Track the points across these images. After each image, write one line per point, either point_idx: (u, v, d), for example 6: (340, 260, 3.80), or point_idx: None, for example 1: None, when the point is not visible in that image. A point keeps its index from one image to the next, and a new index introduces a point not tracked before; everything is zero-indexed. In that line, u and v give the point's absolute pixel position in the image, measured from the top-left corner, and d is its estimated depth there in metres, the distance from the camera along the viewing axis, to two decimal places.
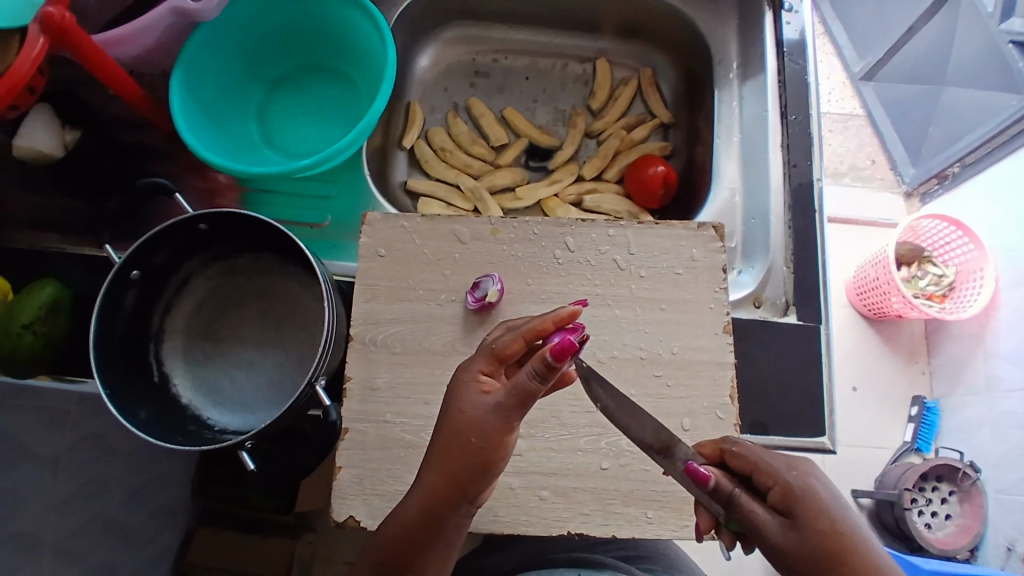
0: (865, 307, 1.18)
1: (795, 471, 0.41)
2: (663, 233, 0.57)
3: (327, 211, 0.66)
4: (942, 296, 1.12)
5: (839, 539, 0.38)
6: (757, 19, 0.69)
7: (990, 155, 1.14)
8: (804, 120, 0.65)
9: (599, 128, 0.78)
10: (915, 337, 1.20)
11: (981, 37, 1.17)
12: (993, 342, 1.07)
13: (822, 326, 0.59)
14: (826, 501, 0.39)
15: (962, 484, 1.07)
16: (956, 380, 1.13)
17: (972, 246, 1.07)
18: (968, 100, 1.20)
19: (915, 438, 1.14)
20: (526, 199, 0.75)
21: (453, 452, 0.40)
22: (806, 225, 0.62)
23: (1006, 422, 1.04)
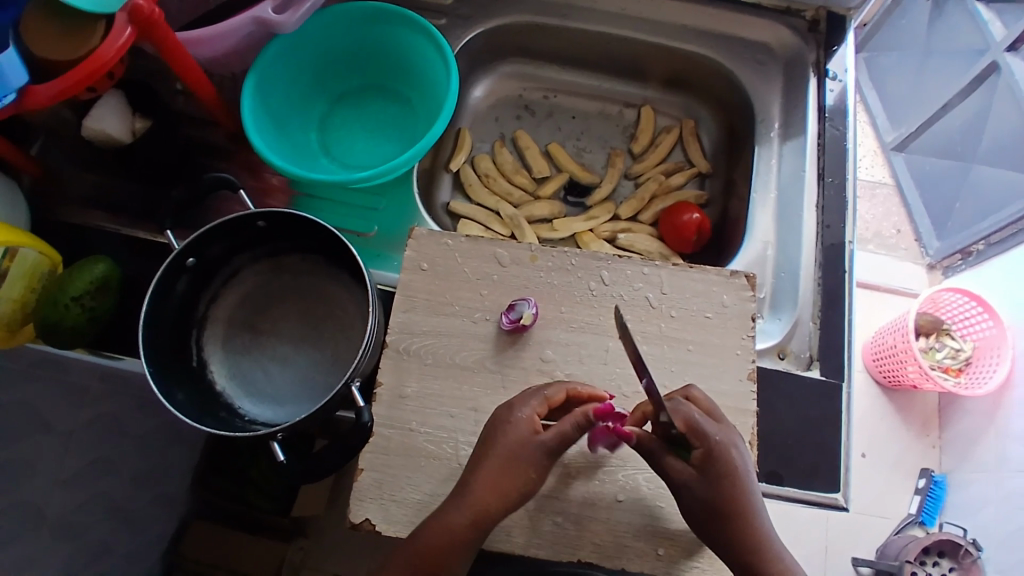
0: (880, 373, 1.18)
1: (720, 438, 0.47)
2: (697, 276, 0.59)
3: (375, 222, 0.69)
4: (959, 369, 1.12)
5: (731, 497, 0.46)
6: (801, 84, 0.72)
7: (1014, 236, 1.17)
8: (841, 183, 0.68)
9: (638, 171, 0.81)
10: (928, 409, 1.20)
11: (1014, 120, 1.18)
12: (1007, 421, 1.07)
13: (844, 384, 0.60)
14: (736, 466, 0.46)
15: (961, 561, 1.05)
16: (966, 456, 1.11)
17: (992, 323, 1.08)
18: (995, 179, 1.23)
19: (920, 511, 1.12)
20: (562, 231, 0.77)
21: (505, 466, 0.48)
22: (835, 283, 0.64)
23: (1013, 502, 1.03)
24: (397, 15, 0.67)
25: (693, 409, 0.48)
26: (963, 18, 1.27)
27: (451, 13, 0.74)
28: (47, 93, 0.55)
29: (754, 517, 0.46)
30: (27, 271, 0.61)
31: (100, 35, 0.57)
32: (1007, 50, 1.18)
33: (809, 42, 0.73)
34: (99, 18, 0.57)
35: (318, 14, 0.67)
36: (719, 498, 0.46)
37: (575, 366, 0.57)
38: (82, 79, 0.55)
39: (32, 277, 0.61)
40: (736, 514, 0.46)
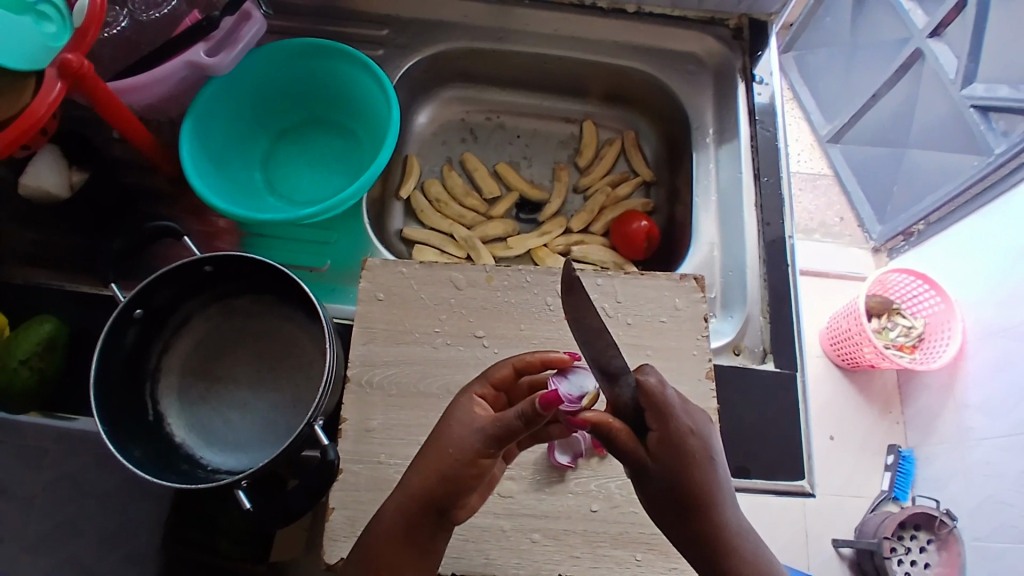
0: (839, 357, 1.23)
1: (680, 416, 0.39)
2: (648, 283, 0.61)
3: (327, 256, 0.68)
4: (913, 346, 1.17)
5: (694, 491, 0.38)
6: (730, 89, 0.76)
7: (952, 214, 1.24)
8: (776, 181, 0.71)
9: (585, 184, 0.82)
10: (888, 388, 1.25)
11: (944, 102, 1.22)
12: (963, 392, 1.12)
13: (798, 374, 0.62)
14: (703, 448, 0.39)
15: (938, 532, 1.09)
16: (929, 430, 1.17)
17: (939, 299, 1.15)
18: (928, 161, 1.30)
19: (893, 487, 1.17)
20: (517, 249, 0.78)
21: (435, 460, 0.42)
22: (780, 278, 0.67)
23: (977, 469, 1.07)
24: (333, 50, 0.67)
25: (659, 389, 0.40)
26: (882, 13, 1.32)
27: (388, 43, 0.76)
28: None
29: (723, 514, 0.38)
30: None
31: (32, 92, 0.55)
32: (930, 36, 1.23)
33: (733, 50, 0.77)
34: (31, 75, 0.55)
35: (253, 54, 0.67)
36: (679, 483, 0.38)
37: None
38: (16, 139, 0.53)
39: None
40: (697, 506, 0.38)
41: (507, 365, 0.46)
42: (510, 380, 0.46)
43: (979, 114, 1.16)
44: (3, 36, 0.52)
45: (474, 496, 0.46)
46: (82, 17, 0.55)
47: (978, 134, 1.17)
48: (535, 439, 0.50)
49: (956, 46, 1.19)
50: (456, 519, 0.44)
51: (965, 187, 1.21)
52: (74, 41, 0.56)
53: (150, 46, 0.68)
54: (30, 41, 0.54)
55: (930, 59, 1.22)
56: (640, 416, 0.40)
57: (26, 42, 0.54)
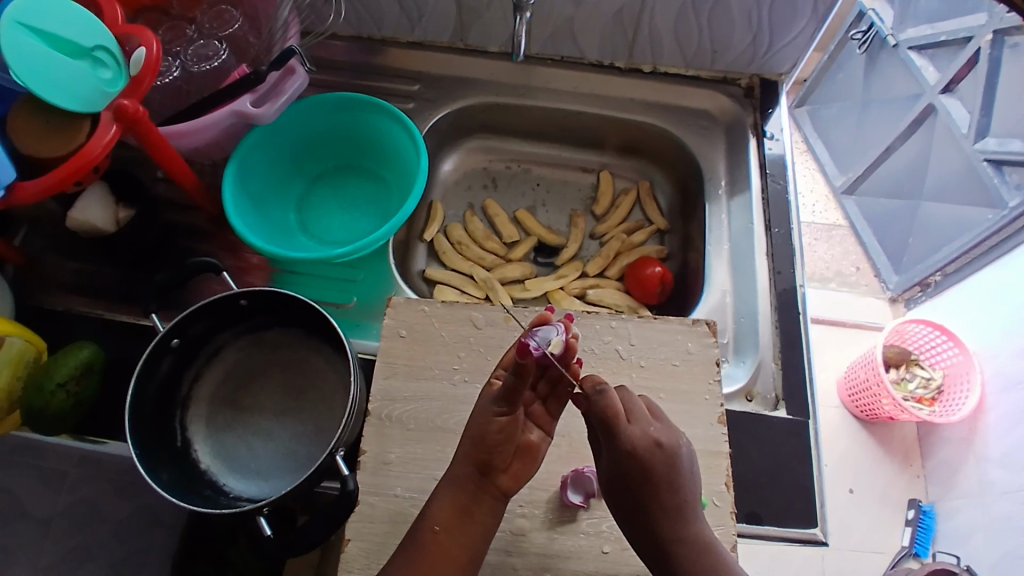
0: (858, 408, 1.23)
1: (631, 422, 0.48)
2: (661, 327, 0.63)
3: (353, 293, 0.72)
4: (932, 399, 1.17)
5: (649, 484, 0.47)
6: (742, 143, 0.79)
7: (966, 267, 1.27)
8: (786, 233, 0.74)
9: (601, 231, 0.86)
10: (908, 439, 1.24)
11: (958, 155, 1.25)
12: (982, 445, 1.12)
13: (810, 422, 0.63)
14: (661, 459, 0.47)
15: None
16: (950, 484, 1.15)
17: (957, 350, 1.15)
18: (943, 214, 1.33)
19: (913, 542, 1.16)
20: (534, 291, 0.81)
21: (467, 431, 0.50)
22: (791, 325, 0.68)
23: (999, 524, 1.06)
24: (367, 104, 0.73)
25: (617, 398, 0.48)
26: (896, 70, 1.37)
27: (419, 97, 0.81)
28: (34, 188, 0.57)
29: (672, 507, 0.48)
30: (13, 360, 0.62)
31: (87, 134, 0.60)
32: (942, 92, 1.27)
33: (744, 108, 0.81)
34: (85, 117, 0.60)
35: (294, 106, 0.72)
36: (637, 473, 0.47)
37: None
38: (71, 175, 0.58)
39: (18, 365, 0.62)
40: (648, 496, 0.47)
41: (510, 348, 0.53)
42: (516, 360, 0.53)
43: (993, 168, 1.19)
44: (63, 80, 0.58)
45: (519, 462, 0.51)
46: (139, 67, 0.61)
47: (991, 188, 1.20)
48: (559, 395, 0.54)
49: (968, 101, 1.22)
50: (502, 481, 0.49)
51: (981, 239, 1.22)
52: (130, 88, 0.61)
53: (199, 95, 0.74)
54: (87, 86, 0.59)
55: (943, 115, 1.26)
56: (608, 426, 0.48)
57: (83, 87, 0.59)
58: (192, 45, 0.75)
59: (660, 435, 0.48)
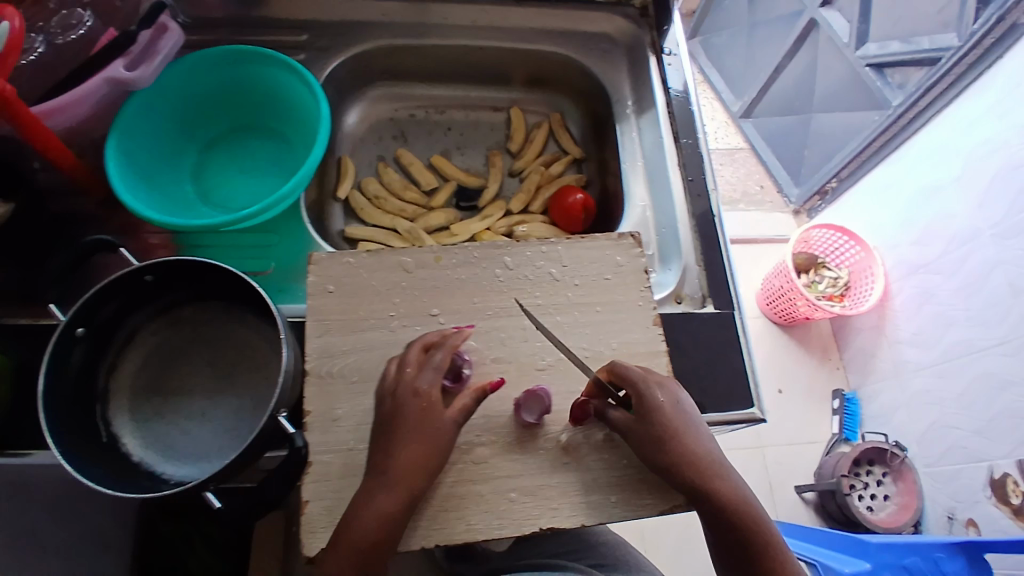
0: (776, 313, 1.46)
1: (647, 383, 0.53)
2: (590, 245, 0.64)
3: (271, 259, 0.68)
4: (842, 295, 1.38)
5: (669, 432, 0.52)
6: (643, 61, 0.80)
7: (857, 170, 1.42)
8: (694, 142, 0.75)
9: (519, 166, 0.86)
10: (824, 337, 1.51)
11: (841, 66, 1.36)
12: (892, 330, 1.33)
13: (736, 312, 0.66)
14: (672, 409, 0.53)
15: (892, 464, 1.30)
16: (868, 369, 1.40)
17: (859, 248, 1.35)
18: (832, 121, 1.45)
19: (842, 428, 1.40)
20: (461, 235, 0.80)
21: (409, 463, 0.50)
22: (709, 229, 0.71)
23: (919, 397, 1.27)
24: (252, 54, 0.67)
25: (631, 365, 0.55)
26: None
27: (309, 46, 0.76)
28: None
29: (698, 448, 0.51)
30: None
31: None
32: (822, 7, 1.36)
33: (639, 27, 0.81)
34: None
35: (171, 66, 0.66)
36: (663, 427, 0.52)
37: (491, 351, 0.59)
38: None
39: None
40: (675, 439, 0.51)
41: (440, 351, 0.54)
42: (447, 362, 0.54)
43: (874, 71, 1.30)
44: None
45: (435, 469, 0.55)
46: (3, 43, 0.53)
47: (874, 90, 1.31)
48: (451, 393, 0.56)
49: (846, 12, 1.32)
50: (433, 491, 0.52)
51: (869, 139, 1.35)
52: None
53: (62, 66, 0.66)
54: None
55: (826, 28, 1.35)
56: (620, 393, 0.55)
57: None
58: (35, 9, 0.66)
59: (674, 394, 0.54)
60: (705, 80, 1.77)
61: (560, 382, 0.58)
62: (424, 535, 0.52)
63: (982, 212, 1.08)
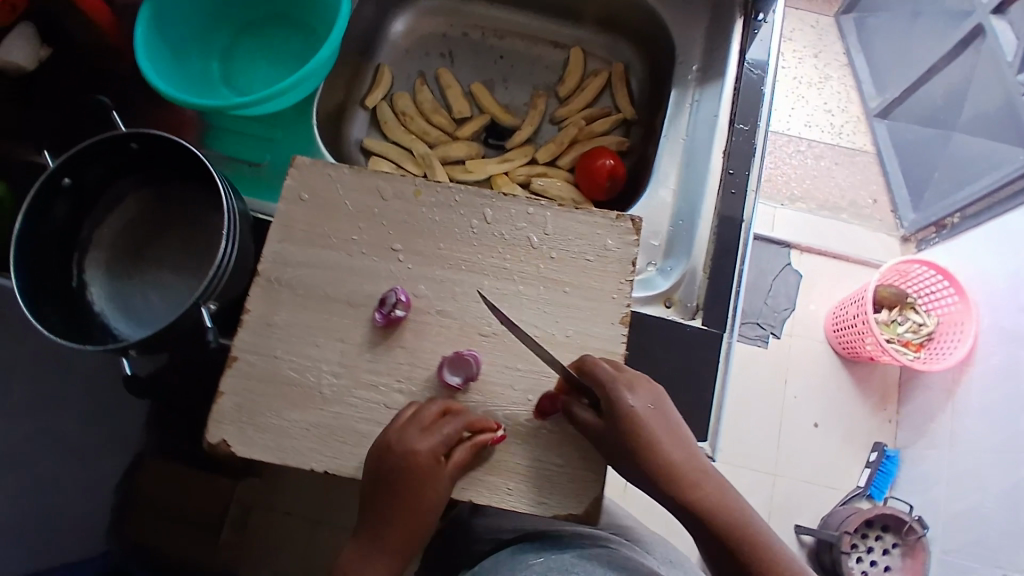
0: (840, 345, 1.30)
1: (616, 383, 0.50)
2: (581, 218, 0.57)
3: (268, 153, 0.67)
4: (919, 344, 1.24)
5: (639, 435, 0.49)
6: (727, 22, 0.68)
7: (990, 209, 1.20)
8: (751, 130, 0.64)
9: (561, 114, 0.78)
10: (887, 382, 1.31)
11: (999, 87, 1.17)
12: (962, 398, 1.16)
13: (725, 335, 0.59)
14: (641, 413, 0.49)
15: (906, 538, 1.15)
16: (921, 430, 1.24)
17: (955, 298, 1.19)
18: (971, 148, 1.26)
19: (869, 484, 1.25)
20: (476, 173, 0.75)
21: (412, 511, 0.49)
22: (730, 233, 0.61)
23: (959, 474, 1.13)
24: None
25: (602, 362, 0.52)
26: None
27: None
28: None
29: (670, 455, 0.49)
30: None
31: None
32: (994, 13, 1.17)
33: None
34: None
35: None
36: (633, 435, 0.49)
37: (441, 301, 0.55)
38: None
39: None
40: (644, 446, 0.49)
41: (456, 421, 0.50)
42: (438, 420, 0.50)
43: None
44: None
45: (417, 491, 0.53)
46: None
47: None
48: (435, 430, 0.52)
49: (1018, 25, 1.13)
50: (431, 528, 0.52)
51: (1004, 180, 1.16)
52: None
53: None
54: None
55: (991, 38, 1.17)
56: (587, 391, 0.52)
57: None
58: None
59: (649, 396, 0.51)
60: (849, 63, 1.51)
61: (500, 354, 0.54)
62: (318, 459, 0.51)
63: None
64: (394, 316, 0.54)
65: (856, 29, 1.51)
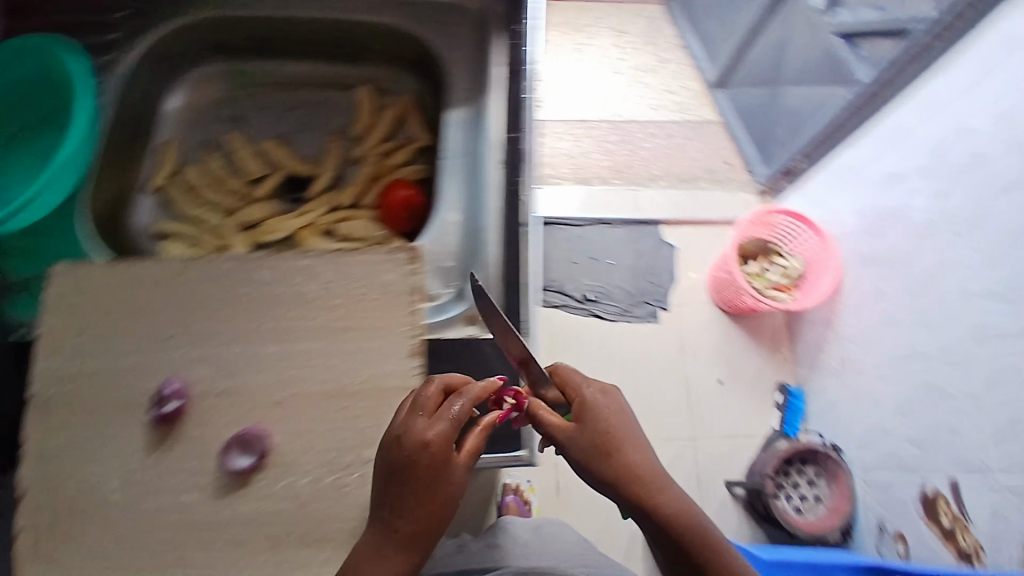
0: (723, 302, 1.46)
1: (592, 390, 0.61)
2: (359, 260, 0.59)
3: (38, 258, 0.70)
4: (793, 286, 1.38)
5: (610, 434, 0.59)
6: (489, 40, 0.71)
7: (823, 151, 1.33)
8: (523, 140, 0.66)
9: (358, 153, 0.81)
10: (777, 325, 1.49)
11: (817, 38, 1.26)
12: (841, 325, 1.31)
13: (525, 340, 0.60)
14: (614, 412, 0.61)
15: (826, 465, 1.30)
16: (815, 365, 1.40)
17: (812, 237, 1.34)
18: (803, 97, 1.35)
19: (781, 424, 1.40)
20: (278, 232, 0.76)
21: (430, 498, 0.51)
22: (514, 240, 0.64)
23: (858, 395, 1.27)
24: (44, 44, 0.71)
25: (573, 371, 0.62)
26: None
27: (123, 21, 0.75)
28: None
29: (638, 454, 0.59)
30: None
31: None
32: None
33: None
34: None
35: None
36: (603, 435, 0.59)
37: (242, 377, 0.57)
38: None
39: None
40: (614, 447, 0.59)
41: (462, 402, 0.52)
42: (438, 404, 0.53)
43: (847, 43, 1.20)
44: None
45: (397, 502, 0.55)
46: None
47: (847, 66, 1.20)
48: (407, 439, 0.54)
49: None
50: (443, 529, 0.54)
51: (839, 118, 1.26)
52: None
53: None
54: None
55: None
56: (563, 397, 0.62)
57: None
58: None
59: (616, 399, 0.62)
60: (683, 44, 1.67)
61: (300, 417, 0.56)
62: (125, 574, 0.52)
63: (966, 205, 0.99)
64: (167, 410, 0.55)
65: (683, 9, 1.65)
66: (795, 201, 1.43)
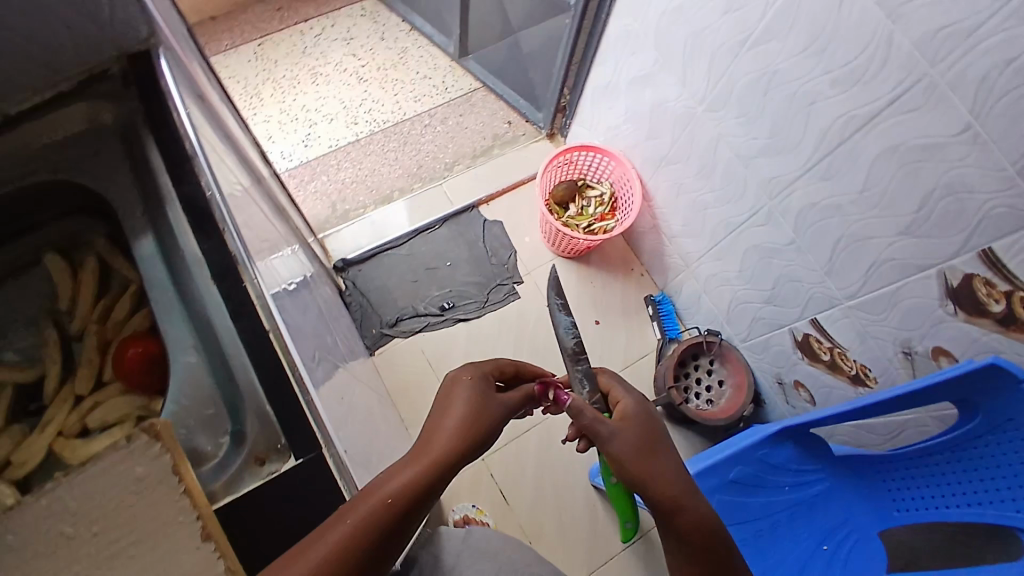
0: (564, 251, 1.48)
1: (634, 393, 0.75)
2: (97, 469, 0.53)
3: None
4: (612, 212, 1.44)
5: (646, 426, 0.71)
6: (143, 150, 0.69)
7: (577, 80, 1.39)
8: (216, 242, 0.63)
9: (79, 327, 0.74)
10: (620, 247, 1.54)
11: None
12: (667, 225, 1.36)
13: (322, 451, 0.55)
14: (648, 409, 0.73)
15: (714, 351, 1.36)
16: (665, 267, 1.46)
17: (610, 161, 1.41)
18: (535, 38, 1.40)
19: (664, 331, 1.46)
20: (30, 461, 0.65)
21: (459, 424, 0.63)
22: (264, 358, 0.58)
23: (710, 278, 1.32)
24: None
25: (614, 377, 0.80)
26: None
27: None
28: None
29: (666, 454, 0.69)
30: None
31: None
32: None
33: (125, 105, 0.72)
34: None
35: None
36: (638, 427, 0.70)
37: None
38: None
39: None
40: (649, 441, 0.69)
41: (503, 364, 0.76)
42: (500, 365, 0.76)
43: None
44: None
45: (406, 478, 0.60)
46: None
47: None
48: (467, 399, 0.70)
49: None
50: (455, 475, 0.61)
51: (573, 44, 1.30)
52: None
53: None
54: None
55: None
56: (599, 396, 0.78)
57: None
58: None
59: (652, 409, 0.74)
60: (413, 27, 1.68)
61: None
62: None
63: (701, 73, 1.05)
64: None
65: None
66: (579, 130, 1.50)
